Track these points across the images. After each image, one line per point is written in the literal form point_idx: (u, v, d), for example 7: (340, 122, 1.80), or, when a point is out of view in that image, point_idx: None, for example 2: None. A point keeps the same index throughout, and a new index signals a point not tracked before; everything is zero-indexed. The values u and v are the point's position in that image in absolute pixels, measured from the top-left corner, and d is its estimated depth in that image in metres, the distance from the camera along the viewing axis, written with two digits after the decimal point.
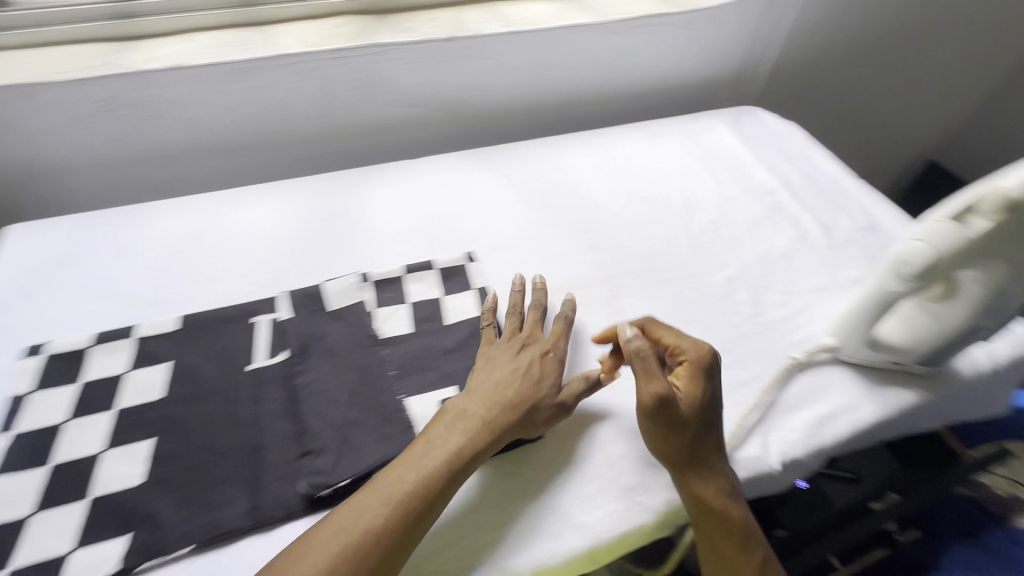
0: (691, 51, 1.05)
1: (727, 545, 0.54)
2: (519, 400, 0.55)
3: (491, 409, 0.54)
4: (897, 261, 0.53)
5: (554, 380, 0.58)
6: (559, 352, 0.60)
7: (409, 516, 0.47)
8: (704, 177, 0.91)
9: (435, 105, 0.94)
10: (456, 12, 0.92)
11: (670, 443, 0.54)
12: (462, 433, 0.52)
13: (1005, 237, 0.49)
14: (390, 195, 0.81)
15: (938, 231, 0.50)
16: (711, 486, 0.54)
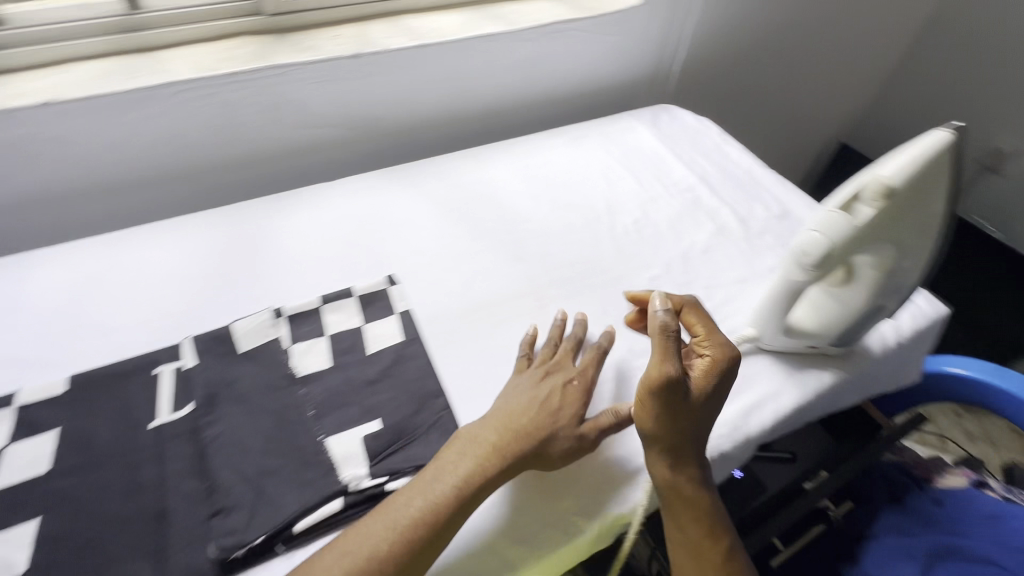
0: (604, 55, 1.06)
1: (695, 533, 0.54)
2: (539, 432, 0.53)
3: (508, 439, 0.52)
4: (798, 252, 0.54)
5: (577, 410, 0.56)
6: (588, 380, 0.59)
7: (414, 544, 0.46)
8: (626, 178, 0.92)
9: (349, 124, 0.91)
10: (362, 28, 0.89)
11: (658, 436, 0.53)
12: (475, 457, 0.51)
13: (889, 222, 0.51)
14: (305, 223, 0.78)
15: (830, 221, 0.51)
16: (684, 476, 0.54)
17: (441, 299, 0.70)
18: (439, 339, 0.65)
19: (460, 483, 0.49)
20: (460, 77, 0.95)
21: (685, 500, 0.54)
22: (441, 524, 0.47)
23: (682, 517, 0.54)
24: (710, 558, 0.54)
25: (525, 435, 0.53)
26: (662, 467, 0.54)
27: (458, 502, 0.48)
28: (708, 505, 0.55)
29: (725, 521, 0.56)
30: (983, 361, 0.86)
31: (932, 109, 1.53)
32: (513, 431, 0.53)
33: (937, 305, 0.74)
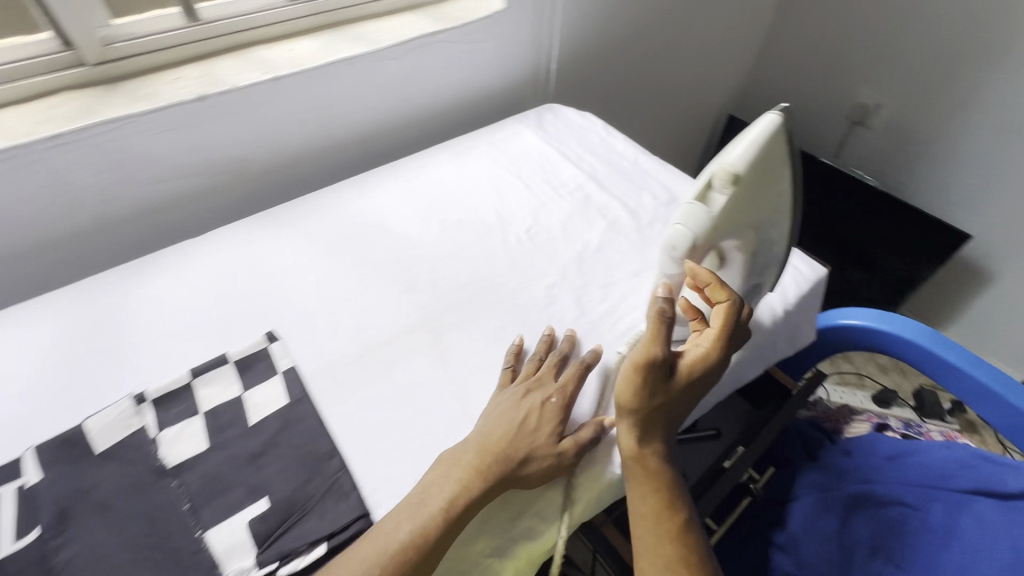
0: (479, 63, 1.05)
1: (652, 505, 0.53)
2: (520, 453, 0.52)
3: (491, 460, 0.51)
4: (668, 247, 0.54)
5: (555, 427, 0.55)
6: (565, 395, 0.58)
7: (405, 565, 0.45)
8: (515, 186, 0.91)
9: (212, 169, 0.84)
10: (207, 66, 0.83)
11: (631, 411, 0.53)
12: (458, 481, 0.50)
13: (742, 206, 0.52)
14: (168, 287, 0.70)
15: (690, 212, 0.52)
16: (651, 451, 0.54)
17: (329, 348, 0.65)
18: (329, 394, 0.61)
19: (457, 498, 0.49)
20: (328, 105, 0.90)
21: (646, 474, 0.53)
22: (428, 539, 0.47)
23: (640, 488, 0.53)
24: (665, 531, 0.52)
25: (507, 458, 0.52)
26: (630, 439, 0.54)
27: (448, 522, 0.48)
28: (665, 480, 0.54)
29: (684, 495, 0.55)
30: (870, 309, 0.92)
31: (801, 75, 1.64)
32: (495, 454, 0.52)
33: (815, 267, 0.78)
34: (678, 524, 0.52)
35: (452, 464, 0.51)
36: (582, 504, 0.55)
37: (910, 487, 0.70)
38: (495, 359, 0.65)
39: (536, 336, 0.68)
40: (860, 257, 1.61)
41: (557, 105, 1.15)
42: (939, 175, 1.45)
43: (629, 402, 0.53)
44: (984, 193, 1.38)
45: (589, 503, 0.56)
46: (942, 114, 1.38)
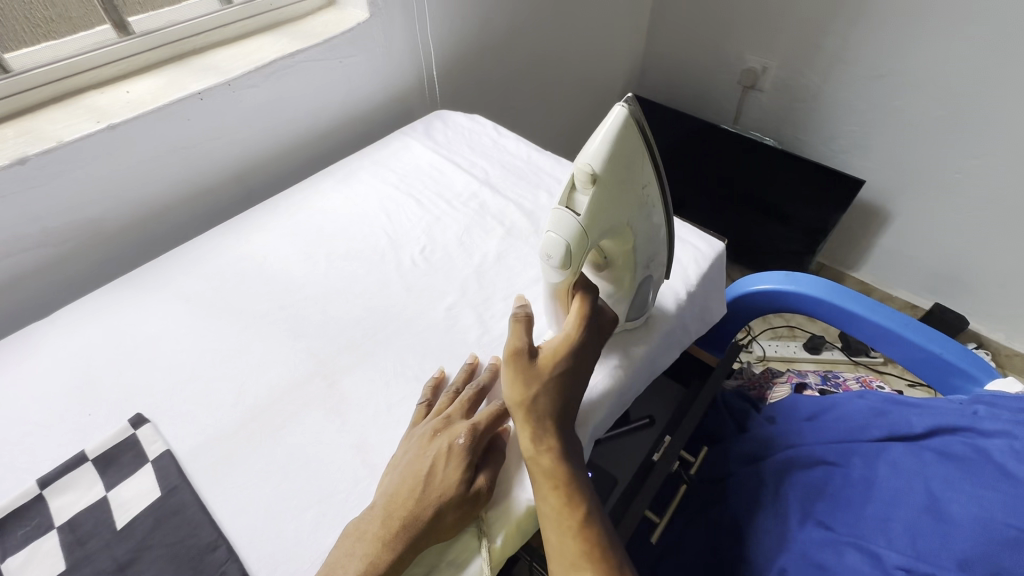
0: (354, 77, 0.99)
1: (552, 502, 0.49)
2: (424, 511, 0.48)
3: (394, 524, 0.47)
4: (545, 256, 0.53)
5: (463, 474, 0.50)
6: (475, 432, 0.53)
7: None
8: (406, 204, 0.86)
9: (60, 237, 0.75)
10: (29, 123, 0.73)
11: (517, 409, 0.52)
12: (364, 557, 0.46)
13: (609, 204, 0.51)
14: (12, 382, 0.61)
15: (559, 219, 0.50)
16: (545, 448, 0.51)
17: (209, 420, 0.59)
18: (211, 473, 0.55)
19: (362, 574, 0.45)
20: (186, 146, 0.82)
21: (545, 473, 0.50)
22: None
23: (540, 487, 0.50)
24: (568, 532, 0.48)
25: (410, 518, 0.47)
26: (525, 438, 0.51)
27: None
28: (563, 476, 0.50)
29: (591, 489, 0.51)
30: (776, 272, 0.93)
31: (690, 48, 1.67)
32: (399, 516, 0.47)
33: (712, 243, 0.78)
34: (580, 520, 0.48)
35: (358, 533, 0.47)
36: (507, 535, 0.51)
37: (830, 445, 0.71)
38: (395, 399, 0.61)
39: (439, 363, 0.64)
40: (773, 214, 1.67)
41: (446, 111, 1.11)
42: (829, 126, 1.52)
43: (510, 400, 0.52)
44: (869, 138, 1.46)
45: (511, 538, 0.52)
46: (821, 70, 1.45)
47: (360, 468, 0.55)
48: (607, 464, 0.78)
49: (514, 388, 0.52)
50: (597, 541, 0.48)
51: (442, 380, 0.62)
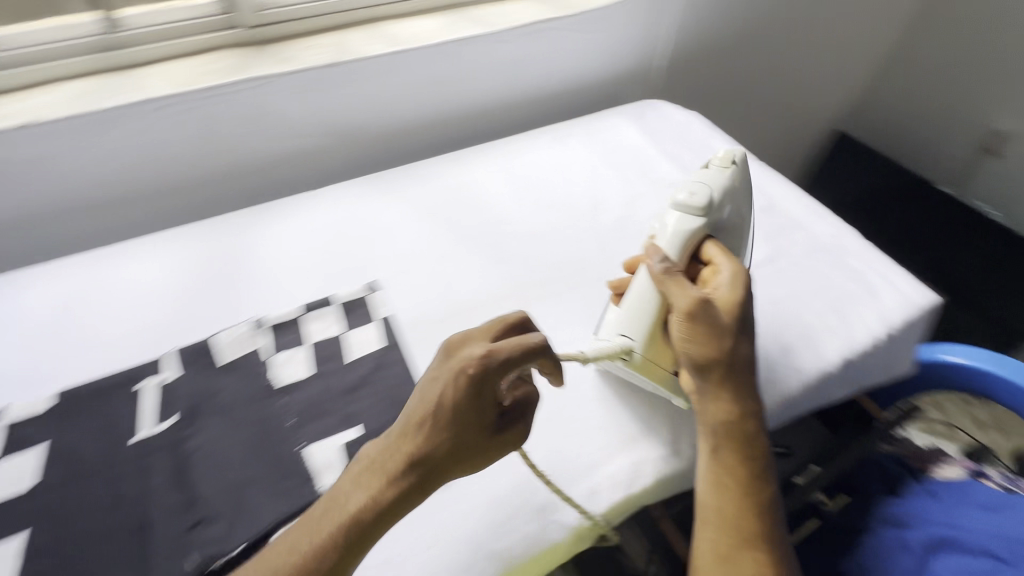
0: (588, 52, 1.06)
1: (739, 472, 0.53)
2: (434, 448, 0.44)
3: (403, 456, 0.44)
4: (688, 195, 0.65)
5: (480, 408, 0.46)
6: (495, 363, 0.46)
7: (343, 543, 0.42)
8: (610, 176, 0.92)
9: (334, 132, 0.91)
10: (340, 36, 0.89)
11: (708, 365, 0.55)
12: (369, 488, 0.43)
13: (737, 190, 0.70)
14: (286, 230, 0.78)
15: (706, 174, 0.69)
16: (740, 416, 0.55)
17: (424, 304, 0.70)
18: (420, 345, 0.66)
19: (368, 509, 0.43)
20: (443, 81, 0.95)
21: (734, 443, 0.54)
22: (335, 543, 0.42)
23: (728, 454, 0.54)
24: (745, 504, 0.52)
25: (416, 454, 0.44)
26: (724, 400, 0.55)
27: (354, 530, 0.42)
28: (751, 450, 0.54)
29: (770, 472, 0.54)
30: (983, 350, 0.87)
31: (926, 93, 1.51)
32: (406, 448, 0.44)
33: (928, 294, 0.73)
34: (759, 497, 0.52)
35: (368, 464, 0.45)
36: (618, 501, 0.55)
37: (1008, 540, 0.68)
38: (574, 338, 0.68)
39: None
40: (950, 292, 1.42)
41: (659, 101, 1.14)
42: None
43: (698, 355, 0.55)
44: None
45: (658, 485, 0.58)
46: None
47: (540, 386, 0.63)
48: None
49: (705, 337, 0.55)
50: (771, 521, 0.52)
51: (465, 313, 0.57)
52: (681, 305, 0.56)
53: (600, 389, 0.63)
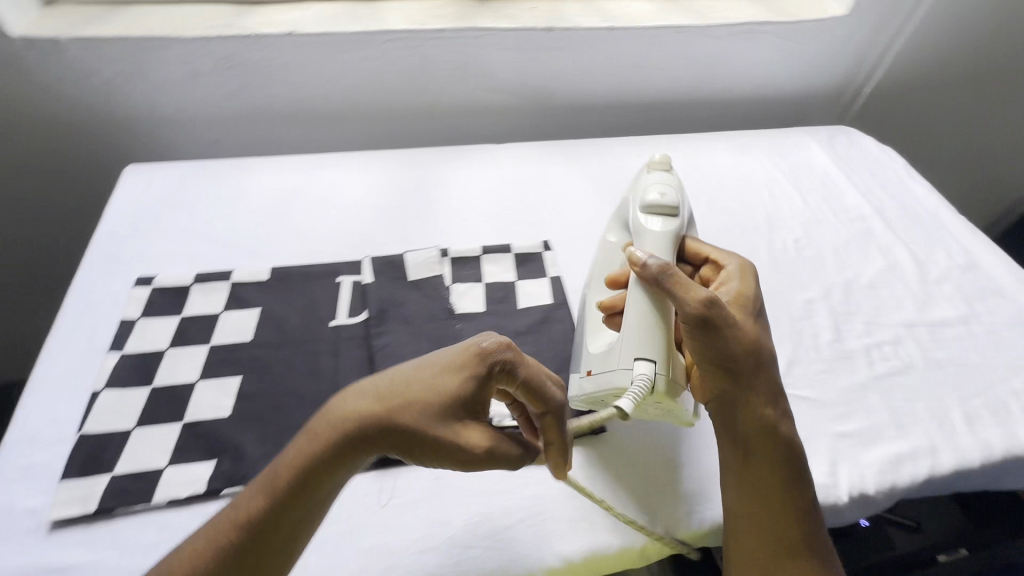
0: (788, 64, 1.01)
1: (777, 478, 0.48)
2: (395, 407, 0.42)
3: (363, 405, 0.42)
4: (658, 198, 0.59)
5: (462, 388, 0.43)
6: (490, 352, 0.44)
7: (291, 470, 0.40)
8: (791, 194, 0.88)
9: (524, 93, 0.94)
10: (557, 4, 0.91)
11: (732, 369, 0.49)
12: (325, 422, 0.42)
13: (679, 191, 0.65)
14: (472, 176, 0.83)
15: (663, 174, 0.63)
16: (772, 423, 0.50)
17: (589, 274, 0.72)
18: None
19: (309, 464, 0.40)
20: (639, 65, 0.95)
21: (767, 451, 0.49)
22: (281, 495, 0.39)
23: (761, 461, 0.49)
24: (782, 515, 0.48)
25: (382, 398, 0.42)
26: (756, 403, 0.50)
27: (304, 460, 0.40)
28: (786, 462, 0.49)
29: (807, 483, 0.50)
30: None
31: None
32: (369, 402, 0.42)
33: None
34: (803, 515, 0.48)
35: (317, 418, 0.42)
36: None
37: None
38: None
39: (786, 341, 0.67)
40: None
41: (850, 129, 1.07)
42: None
43: (720, 357, 0.49)
44: None
45: None
46: None
47: None
48: (894, 533, 0.72)
49: (730, 335, 0.49)
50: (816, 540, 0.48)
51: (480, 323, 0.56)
52: (693, 303, 0.48)
53: None
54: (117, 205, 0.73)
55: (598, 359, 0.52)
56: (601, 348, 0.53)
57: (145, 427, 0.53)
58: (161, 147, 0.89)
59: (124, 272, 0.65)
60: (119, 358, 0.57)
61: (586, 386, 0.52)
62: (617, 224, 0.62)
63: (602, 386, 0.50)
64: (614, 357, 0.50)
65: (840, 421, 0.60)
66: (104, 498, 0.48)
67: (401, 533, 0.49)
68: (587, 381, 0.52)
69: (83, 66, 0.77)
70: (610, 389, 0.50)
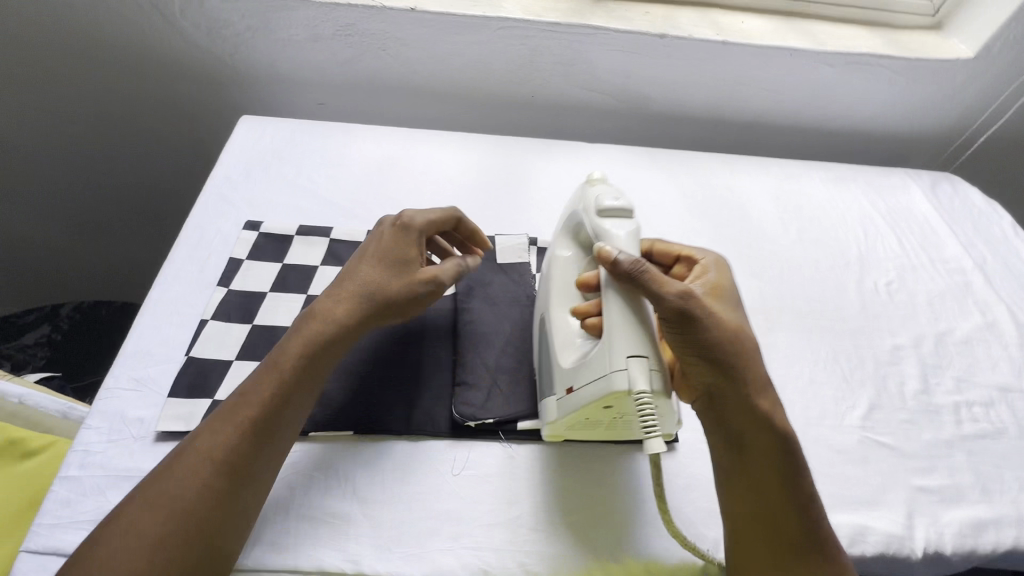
0: (900, 101, 0.98)
1: (769, 473, 0.47)
2: (365, 293, 0.50)
3: (340, 303, 0.49)
4: (611, 202, 0.52)
5: (412, 249, 0.53)
6: (414, 219, 0.55)
7: (302, 358, 0.46)
8: (886, 235, 0.85)
9: (621, 95, 0.94)
10: (670, 11, 0.91)
11: (717, 361, 0.48)
12: (317, 325, 0.48)
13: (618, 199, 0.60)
14: (564, 170, 0.84)
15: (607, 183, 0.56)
16: (760, 416, 0.48)
17: None
18: None
19: (309, 346, 0.47)
20: (744, 81, 0.93)
21: (757, 445, 0.48)
22: (288, 375, 0.46)
23: (752, 455, 0.48)
24: (777, 508, 0.46)
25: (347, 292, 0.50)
26: (741, 398, 0.48)
27: (310, 352, 0.47)
28: (781, 454, 0.47)
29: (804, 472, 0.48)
30: None
31: None
32: (343, 297, 0.50)
33: None
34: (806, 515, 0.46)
35: (307, 318, 0.49)
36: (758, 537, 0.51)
37: None
38: (817, 379, 0.65)
39: (868, 383, 0.65)
40: None
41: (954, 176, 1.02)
42: None
43: (702, 348, 0.48)
44: None
45: (879, 562, 0.53)
46: None
47: None
48: None
49: (709, 324, 0.47)
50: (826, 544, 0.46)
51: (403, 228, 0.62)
52: (669, 291, 0.47)
53: (836, 441, 0.60)
54: (231, 151, 0.77)
55: (578, 371, 0.48)
56: (575, 360, 0.49)
57: (244, 361, 0.56)
58: (270, 102, 0.94)
59: (235, 215, 0.70)
60: (226, 293, 0.61)
61: (568, 405, 0.48)
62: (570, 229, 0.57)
63: (590, 399, 0.46)
64: (598, 364, 0.46)
65: (921, 474, 0.58)
66: (204, 421, 0.51)
67: (471, 504, 0.50)
68: (569, 398, 0.48)
69: (217, 19, 0.82)
70: (600, 400, 0.46)
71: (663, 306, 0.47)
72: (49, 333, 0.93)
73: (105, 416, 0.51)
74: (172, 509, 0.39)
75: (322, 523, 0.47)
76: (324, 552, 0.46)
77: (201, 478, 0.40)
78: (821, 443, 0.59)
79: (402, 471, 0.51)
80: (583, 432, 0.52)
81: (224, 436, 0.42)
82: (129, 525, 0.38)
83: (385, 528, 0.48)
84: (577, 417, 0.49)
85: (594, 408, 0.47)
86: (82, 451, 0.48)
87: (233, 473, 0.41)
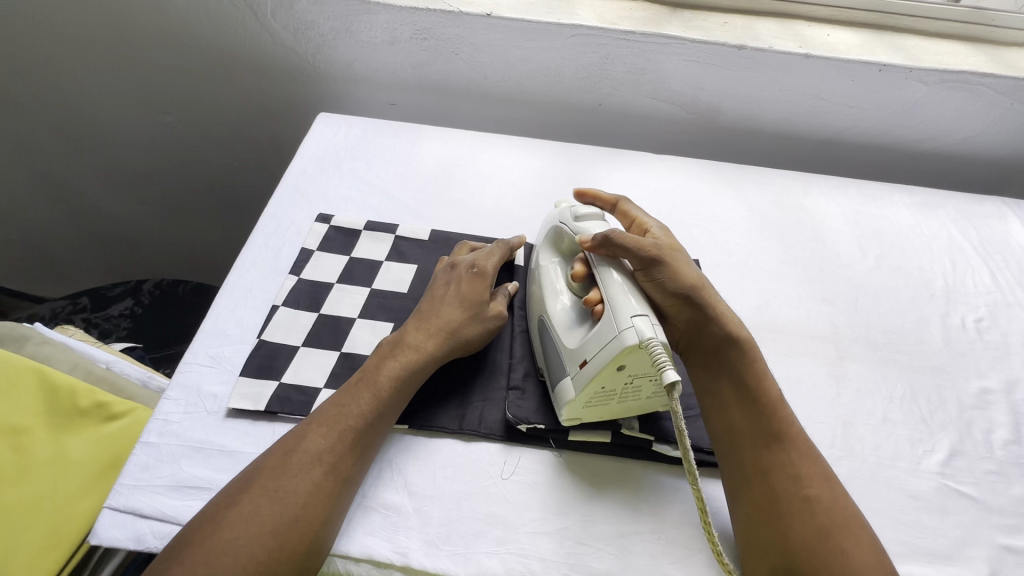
0: (1002, 122, 0.90)
1: (754, 394, 0.51)
2: (449, 330, 0.56)
3: (428, 337, 0.55)
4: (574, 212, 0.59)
5: (486, 293, 0.60)
6: (487, 265, 0.61)
7: (397, 382, 0.52)
8: (976, 266, 0.78)
9: (691, 106, 0.92)
10: (750, 22, 0.88)
11: (686, 298, 0.53)
12: (408, 355, 0.53)
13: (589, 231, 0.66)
14: (627, 179, 0.82)
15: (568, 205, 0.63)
16: (732, 342, 0.53)
17: (735, 305, 0.69)
18: None
19: (403, 370, 0.52)
20: (824, 98, 0.89)
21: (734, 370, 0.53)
22: (384, 395, 0.51)
23: (731, 377, 0.53)
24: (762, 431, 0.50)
25: (433, 327, 0.56)
26: (715, 326, 0.53)
27: (404, 378, 0.52)
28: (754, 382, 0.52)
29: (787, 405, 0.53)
30: None
31: None
32: (430, 329, 0.56)
33: None
34: (781, 428, 0.50)
35: (397, 344, 0.54)
36: None
37: None
38: (892, 417, 0.61)
39: (949, 426, 0.61)
40: None
41: None
42: None
43: (673, 291, 0.53)
44: None
45: None
46: None
47: (844, 443, 0.58)
48: None
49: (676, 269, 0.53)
50: (808, 456, 0.49)
51: (448, 258, 0.66)
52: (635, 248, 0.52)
53: (910, 486, 0.56)
54: (308, 146, 0.81)
55: (585, 344, 0.49)
56: (580, 340, 0.50)
57: (309, 348, 0.58)
58: (346, 100, 0.98)
59: (308, 208, 0.73)
60: (296, 282, 0.64)
61: (584, 378, 0.48)
62: (550, 237, 0.61)
63: (603, 363, 0.47)
64: (604, 331, 0.48)
65: (1009, 533, 0.53)
66: (271, 402, 0.53)
67: (518, 509, 0.49)
68: (582, 372, 0.48)
69: (304, 20, 0.86)
70: (613, 360, 0.46)
71: (638, 257, 0.52)
72: (132, 306, 1.00)
73: (183, 389, 0.54)
74: (289, 504, 0.43)
75: (374, 512, 0.48)
76: (374, 540, 0.47)
77: (315, 478, 0.45)
78: (893, 486, 0.55)
79: (449, 468, 0.52)
80: (598, 411, 0.51)
81: (333, 442, 0.47)
82: (251, 511, 0.42)
83: (433, 523, 0.48)
84: (592, 389, 0.48)
85: (609, 372, 0.47)
86: (161, 420, 0.52)
87: (340, 479, 0.46)
